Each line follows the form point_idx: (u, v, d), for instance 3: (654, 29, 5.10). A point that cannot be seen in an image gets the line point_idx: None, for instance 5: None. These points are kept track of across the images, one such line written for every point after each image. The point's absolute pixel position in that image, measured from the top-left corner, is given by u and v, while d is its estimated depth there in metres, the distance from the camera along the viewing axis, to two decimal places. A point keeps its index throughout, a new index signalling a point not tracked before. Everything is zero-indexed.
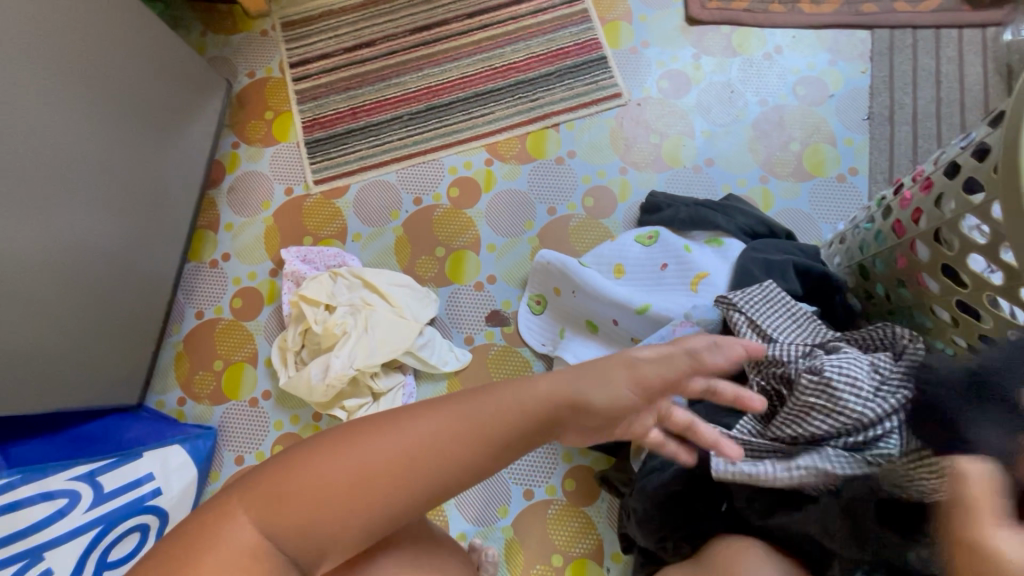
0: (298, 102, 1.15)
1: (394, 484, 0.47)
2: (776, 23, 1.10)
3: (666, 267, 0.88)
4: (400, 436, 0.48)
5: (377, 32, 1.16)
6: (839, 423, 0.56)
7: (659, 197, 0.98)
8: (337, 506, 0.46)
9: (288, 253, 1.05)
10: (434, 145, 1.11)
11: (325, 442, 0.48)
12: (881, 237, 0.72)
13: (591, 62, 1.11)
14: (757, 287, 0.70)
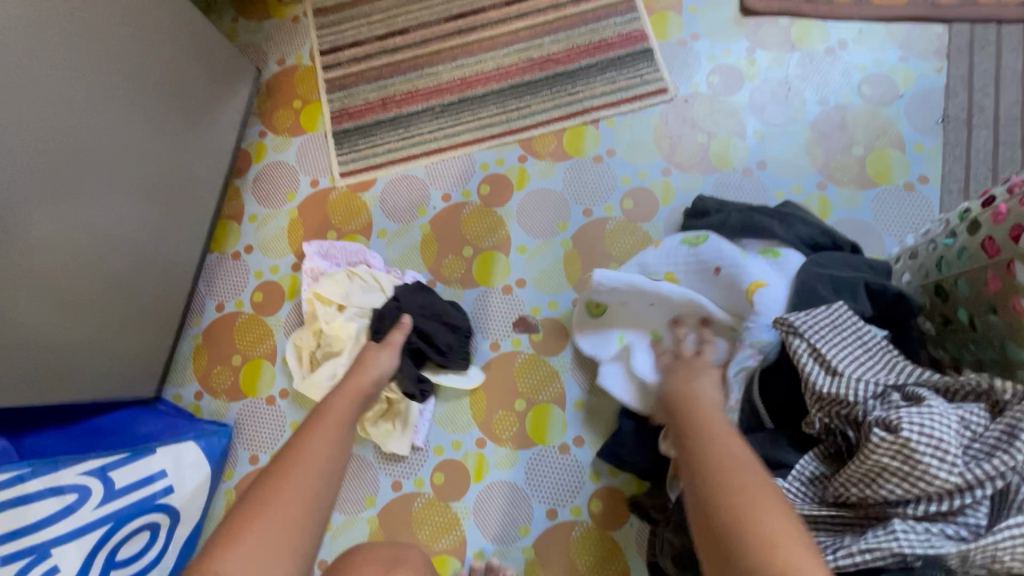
0: (327, 91, 1.11)
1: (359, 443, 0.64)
2: (841, 15, 1.01)
3: (718, 272, 0.76)
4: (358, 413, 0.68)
5: (411, 19, 1.11)
6: (914, 490, 0.47)
7: (708, 201, 0.88)
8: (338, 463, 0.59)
9: (310, 247, 1.00)
10: (465, 139, 1.05)
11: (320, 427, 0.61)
12: (965, 255, 0.64)
13: (635, 54, 1.04)
14: (824, 308, 0.59)
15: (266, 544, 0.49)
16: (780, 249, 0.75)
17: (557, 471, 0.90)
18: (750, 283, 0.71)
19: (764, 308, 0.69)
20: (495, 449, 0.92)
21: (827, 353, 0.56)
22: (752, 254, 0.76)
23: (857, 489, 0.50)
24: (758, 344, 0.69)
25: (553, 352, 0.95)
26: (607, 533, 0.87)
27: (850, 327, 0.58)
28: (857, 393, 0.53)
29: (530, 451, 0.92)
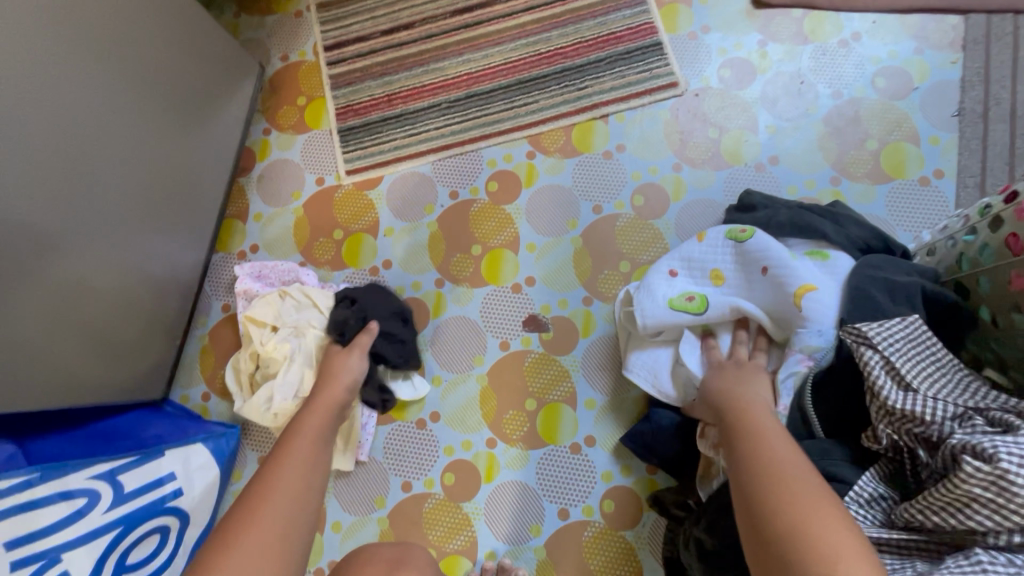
0: (332, 87, 1.09)
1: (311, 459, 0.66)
2: (854, 6, 0.99)
3: (766, 271, 0.73)
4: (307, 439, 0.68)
5: (416, 14, 1.09)
6: (1008, 523, 0.43)
7: (755, 197, 0.87)
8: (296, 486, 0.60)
9: (242, 270, 0.99)
10: (473, 135, 1.04)
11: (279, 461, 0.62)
12: (988, 252, 0.63)
13: (644, 48, 1.02)
14: (899, 322, 0.58)
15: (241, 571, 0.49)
16: (830, 252, 0.73)
17: (570, 471, 0.90)
18: (798, 287, 0.69)
19: (812, 313, 0.68)
20: (506, 450, 0.92)
21: (901, 367, 0.55)
22: (799, 256, 0.74)
23: (939, 517, 0.46)
24: (801, 347, 0.68)
25: (566, 351, 0.94)
26: (620, 533, 0.87)
27: (924, 344, 0.57)
28: (938, 412, 0.51)
29: (541, 451, 0.91)
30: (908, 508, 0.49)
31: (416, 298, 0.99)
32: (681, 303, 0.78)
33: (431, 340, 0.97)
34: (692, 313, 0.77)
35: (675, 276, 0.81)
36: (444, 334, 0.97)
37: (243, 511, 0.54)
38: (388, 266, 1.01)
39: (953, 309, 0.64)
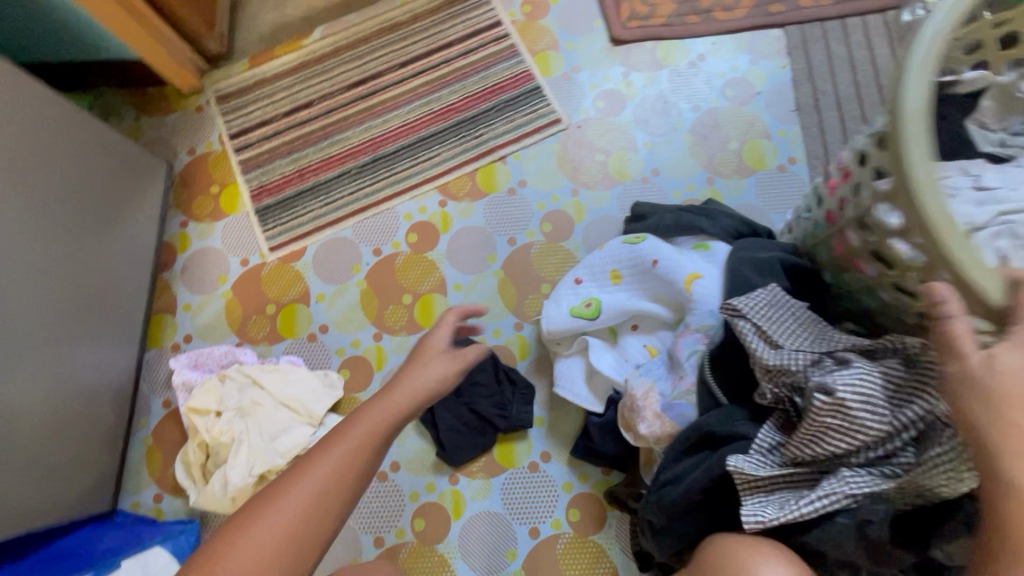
0: (243, 171, 1.14)
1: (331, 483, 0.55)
2: (695, 33, 1.15)
3: (657, 263, 0.83)
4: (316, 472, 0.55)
5: (313, 92, 1.17)
6: (855, 441, 0.54)
7: (644, 206, 0.98)
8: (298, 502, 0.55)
9: (177, 362, 1.00)
10: (386, 194, 1.11)
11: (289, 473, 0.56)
12: (819, 226, 0.75)
13: (526, 93, 1.14)
14: (762, 292, 0.67)
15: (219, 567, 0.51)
16: (709, 243, 0.84)
17: (533, 488, 0.94)
18: (685, 277, 0.80)
19: (700, 296, 0.79)
20: (470, 483, 0.95)
21: (770, 330, 0.63)
22: (687, 252, 0.85)
23: (810, 448, 0.56)
24: (694, 329, 0.77)
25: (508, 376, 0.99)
26: (590, 538, 0.91)
27: (785, 304, 0.66)
28: (798, 360, 0.59)
29: (503, 476, 0.95)
30: (791, 445, 0.58)
31: (357, 356, 1.02)
32: (580, 310, 0.89)
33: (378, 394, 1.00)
34: (586, 318, 0.87)
35: (580, 283, 0.91)
36: None
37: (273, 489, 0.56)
38: (325, 330, 1.04)
39: (809, 275, 0.75)
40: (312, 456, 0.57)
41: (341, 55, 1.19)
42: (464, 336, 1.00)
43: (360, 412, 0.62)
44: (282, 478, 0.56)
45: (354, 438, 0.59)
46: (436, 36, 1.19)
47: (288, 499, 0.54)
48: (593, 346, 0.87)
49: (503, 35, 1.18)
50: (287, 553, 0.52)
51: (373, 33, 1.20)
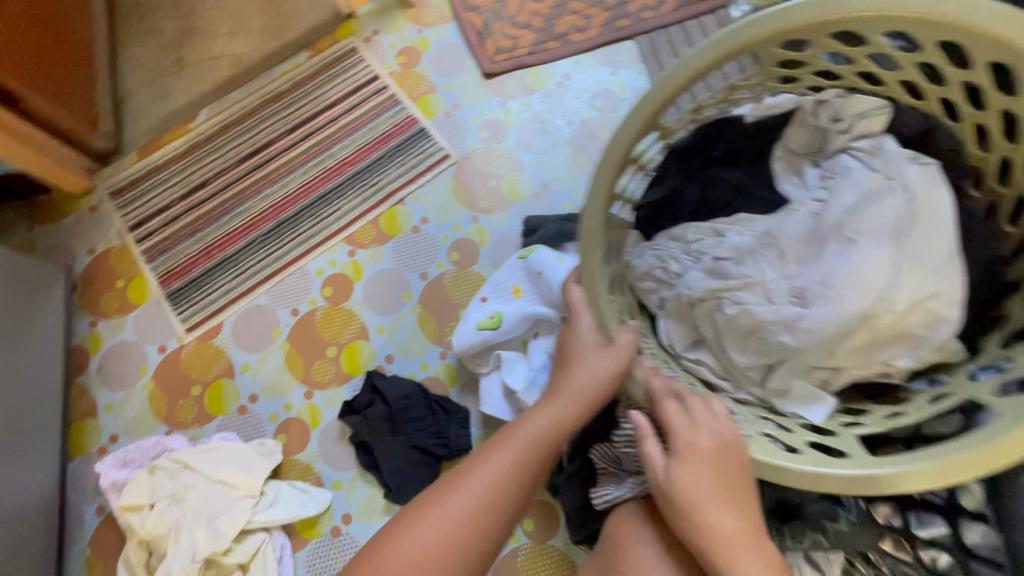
0: (147, 260, 1.14)
1: (492, 494, 0.59)
2: (556, 56, 1.26)
3: (541, 273, 0.92)
4: (487, 472, 0.60)
5: (207, 172, 1.19)
6: None
7: (534, 219, 1.06)
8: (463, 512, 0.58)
9: (103, 465, 0.97)
10: (294, 254, 1.13)
11: (441, 485, 0.60)
12: None
13: (413, 136, 1.21)
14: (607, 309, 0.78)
15: (409, 554, 0.56)
16: None
17: None
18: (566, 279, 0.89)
19: None
20: None
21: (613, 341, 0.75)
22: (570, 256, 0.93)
23: None
24: None
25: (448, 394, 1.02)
26: (549, 544, 0.94)
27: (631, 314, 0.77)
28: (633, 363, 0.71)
29: None
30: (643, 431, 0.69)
31: (291, 418, 1.03)
32: (487, 323, 0.95)
33: (318, 450, 1.00)
34: (490, 330, 0.94)
35: (485, 300, 0.98)
36: (327, 439, 1.01)
37: (426, 497, 0.60)
38: (254, 399, 1.04)
39: None
40: (486, 449, 0.62)
41: (230, 131, 1.23)
42: (391, 375, 1.03)
43: (533, 407, 0.63)
44: (454, 477, 0.60)
45: (530, 428, 0.61)
46: (319, 99, 1.25)
47: (446, 506, 0.58)
48: (504, 357, 0.93)
49: (383, 87, 1.25)
50: (471, 548, 0.57)
51: (258, 106, 1.25)
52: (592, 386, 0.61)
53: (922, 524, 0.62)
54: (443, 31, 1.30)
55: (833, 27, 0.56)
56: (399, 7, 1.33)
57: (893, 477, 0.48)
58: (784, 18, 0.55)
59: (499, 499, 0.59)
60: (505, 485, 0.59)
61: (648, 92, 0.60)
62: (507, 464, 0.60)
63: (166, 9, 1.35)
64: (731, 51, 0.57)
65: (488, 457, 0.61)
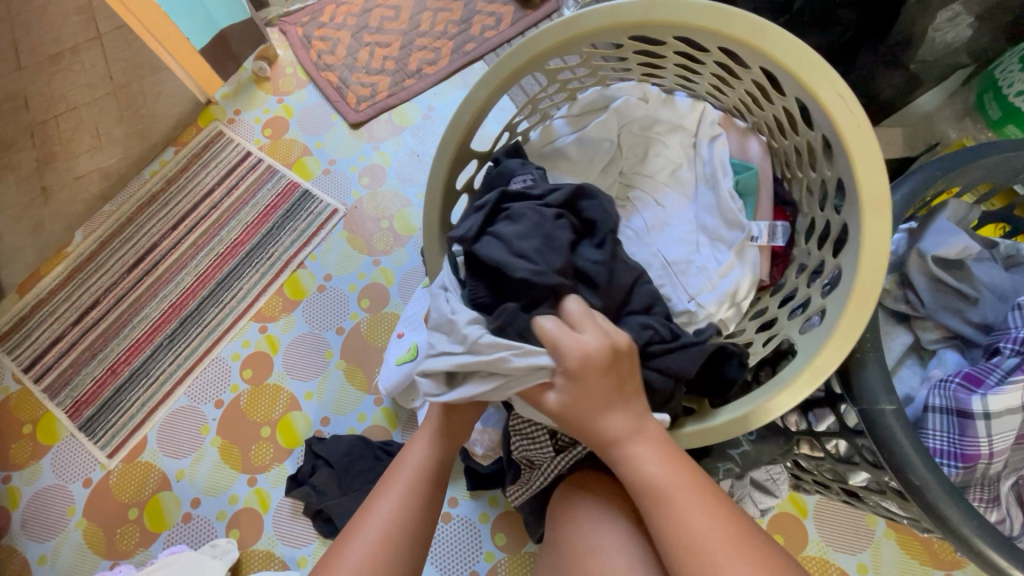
0: (51, 397, 1.09)
1: (399, 517, 0.62)
2: (416, 92, 1.30)
3: None
4: (389, 502, 0.63)
5: (95, 291, 1.16)
6: None
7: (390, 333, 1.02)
8: (379, 546, 0.60)
9: None
10: (206, 346, 1.11)
11: (349, 528, 0.62)
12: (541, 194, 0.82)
13: (298, 201, 1.22)
14: None
15: None
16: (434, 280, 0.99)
17: (455, 538, 0.96)
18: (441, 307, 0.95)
19: None
20: None
21: None
22: None
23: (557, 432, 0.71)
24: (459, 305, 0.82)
25: (391, 432, 1.03)
26: (524, 552, 0.94)
27: None
28: None
29: None
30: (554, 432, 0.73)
31: (239, 511, 1.00)
32: (405, 356, 0.98)
33: (275, 533, 0.98)
34: (410, 361, 0.96)
35: (402, 336, 1.01)
36: (282, 520, 0.99)
37: (337, 542, 0.62)
38: (197, 503, 1.01)
39: None
40: (391, 478, 0.66)
41: (111, 245, 1.20)
42: (329, 437, 1.02)
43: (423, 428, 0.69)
44: (365, 509, 0.63)
45: (417, 454, 0.67)
46: (195, 189, 1.24)
47: (353, 548, 0.59)
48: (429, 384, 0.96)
49: (257, 162, 1.26)
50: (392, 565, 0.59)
51: (134, 212, 1.23)
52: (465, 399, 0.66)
53: (816, 418, 0.68)
54: (303, 94, 1.33)
55: (586, 41, 0.62)
56: (254, 82, 1.35)
57: (769, 402, 0.55)
58: (555, 36, 0.61)
59: (410, 511, 0.62)
60: (407, 505, 0.63)
61: (445, 134, 0.64)
62: (405, 491, 0.63)
63: (18, 142, 1.31)
64: (503, 82, 0.63)
65: (390, 487, 0.64)
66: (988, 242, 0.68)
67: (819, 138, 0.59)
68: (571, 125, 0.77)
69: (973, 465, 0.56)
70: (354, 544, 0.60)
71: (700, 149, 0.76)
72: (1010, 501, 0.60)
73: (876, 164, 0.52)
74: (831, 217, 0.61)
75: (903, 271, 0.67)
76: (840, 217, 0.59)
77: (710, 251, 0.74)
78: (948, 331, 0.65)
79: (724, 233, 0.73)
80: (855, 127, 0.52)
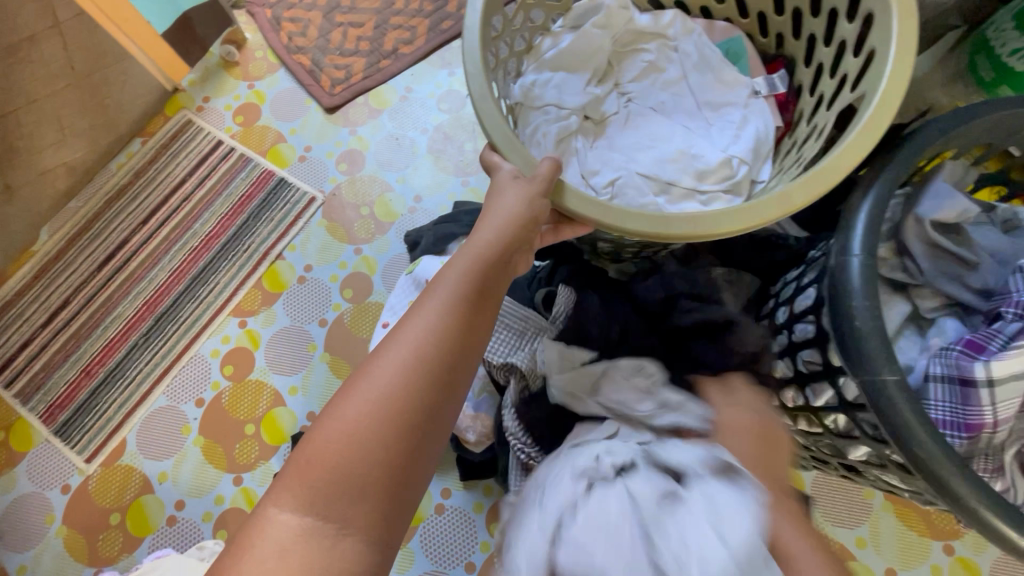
0: (23, 402, 1.05)
1: (439, 331, 0.49)
2: (392, 73, 1.25)
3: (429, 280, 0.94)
4: (425, 315, 0.50)
5: (65, 291, 1.11)
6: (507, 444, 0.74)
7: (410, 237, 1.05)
8: (414, 365, 0.48)
9: None
10: (184, 344, 1.07)
11: (379, 344, 0.50)
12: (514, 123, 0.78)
13: (273, 190, 1.17)
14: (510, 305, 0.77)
15: (363, 412, 0.46)
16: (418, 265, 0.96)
17: (450, 529, 0.94)
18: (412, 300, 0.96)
19: None
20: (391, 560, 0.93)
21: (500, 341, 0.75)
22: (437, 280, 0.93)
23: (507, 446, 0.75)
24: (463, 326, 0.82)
25: None
26: None
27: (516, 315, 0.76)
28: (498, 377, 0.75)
29: (417, 536, 0.93)
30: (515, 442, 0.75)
31: (226, 511, 0.97)
32: None
33: None
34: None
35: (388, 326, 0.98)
36: None
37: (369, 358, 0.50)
38: (182, 505, 0.98)
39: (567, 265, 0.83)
40: (430, 291, 0.53)
41: (79, 242, 1.15)
42: None
43: (459, 252, 0.56)
44: (384, 340, 0.50)
45: (461, 265, 0.54)
46: (166, 181, 1.19)
47: (386, 361, 0.48)
48: None
49: (228, 151, 1.21)
50: (408, 406, 0.46)
51: (102, 208, 1.18)
52: (514, 213, 0.55)
53: (814, 394, 0.67)
54: (274, 79, 1.27)
55: None
56: (223, 68, 1.29)
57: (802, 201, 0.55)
58: None
59: (443, 339, 0.49)
60: (448, 322, 0.50)
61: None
62: (447, 303, 0.51)
63: None
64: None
65: (431, 297, 0.52)
66: (985, 205, 0.67)
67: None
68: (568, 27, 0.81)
69: (977, 434, 0.55)
70: (385, 358, 0.48)
71: (683, 46, 0.81)
72: (1015, 470, 0.57)
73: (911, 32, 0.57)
74: (849, 64, 0.65)
75: (899, 238, 0.65)
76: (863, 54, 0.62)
77: (720, 121, 0.78)
78: (947, 298, 0.64)
79: (729, 98, 0.79)
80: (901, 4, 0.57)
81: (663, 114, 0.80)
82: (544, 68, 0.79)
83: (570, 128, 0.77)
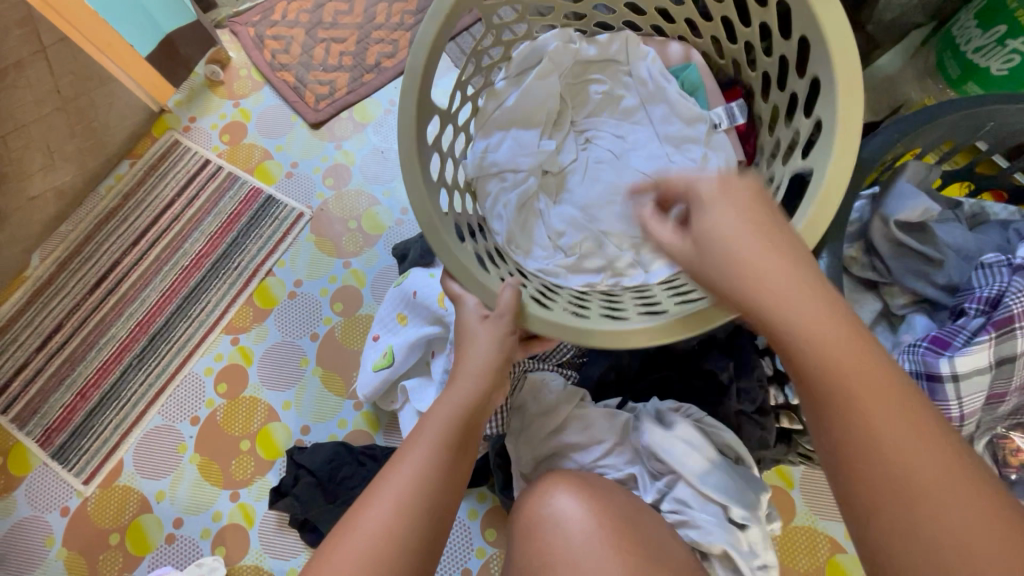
0: (19, 426, 1.06)
1: (421, 485, 0.56)
2: (376, 87, 1.27)
3: (416, 293, 0.95)
4: (408, 468, 0.57)
5: (58, 315, 1.12)
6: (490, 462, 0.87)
7: (400, 250, 1.08)
8: (398, 520, 0.53)
9: None
10: (178, 363, 1.09)
11: (366, 495, 0.56)
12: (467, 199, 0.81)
13: (261, 207, 1.18)
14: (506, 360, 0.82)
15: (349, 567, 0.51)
16: (404, 279, 0.98)
17: (447, 536, 0.95)
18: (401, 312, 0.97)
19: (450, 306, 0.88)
20: None
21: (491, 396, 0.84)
22: (426, 292, 0.93)
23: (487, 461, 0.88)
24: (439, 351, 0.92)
25: (372, 435, 1.02)
26: None
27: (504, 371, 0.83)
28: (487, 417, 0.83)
29: None
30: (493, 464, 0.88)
31: (224, 527, 0.98)
32: (381, 362, 0.96)
33: (262, 547, 0.97)
34: (386, 369, 0.95)
35: (378, 339, 0.99)
36: (268, 532, 0.98)
37: (356, 507, 0.55)
38: (180, 523, 0.99)
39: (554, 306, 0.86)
40: (414, 440, 0.60)
41: (70, 266, 1.16)
42: (310, 445, 1.00)
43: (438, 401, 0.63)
44: (367, 495, 0.56)
45: (442, 415, 0.61)
46: (155, 201, 1.20)
47: (373, 514, 0.54)
48: (408, 386, 0.93)
49: (216, 170, 1.22)
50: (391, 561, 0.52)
51: (93, 230, 1.19)
52: (485, 366, 0.63)
53: None
54: (259, 97, 1.29)
55: None
56: (208, 87, 1.30)
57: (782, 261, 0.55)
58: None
59: (424, 491, 0.55)
60: (429, 474, 0.56)
61: (402, 103, 0.62)
62: (428, 456, 0.57)
63: None
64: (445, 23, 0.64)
65: (414, 450, 0.58)
66: (952, 204, 0.70)
67: (795, 43, 0.63)
68: (511, 85, 0.82)
69: (946, 428, 0.59)
70: (374, 508, 0.54)
71: (636, 72, 0.84)
72: (985, 461, 0.62)
73: (854, 75, 0.55)
74: (802, 125, 0.64)
75: (867, 239, 0.68)
76: (810, 120, 0.62)
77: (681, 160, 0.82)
78: (916, 295, 0.68)
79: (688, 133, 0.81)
80: (837, 39, 0.55)
81: (618, 158, 0.86)
82: (494, 130, 0.82)
83: (529, 190, 0.82)
